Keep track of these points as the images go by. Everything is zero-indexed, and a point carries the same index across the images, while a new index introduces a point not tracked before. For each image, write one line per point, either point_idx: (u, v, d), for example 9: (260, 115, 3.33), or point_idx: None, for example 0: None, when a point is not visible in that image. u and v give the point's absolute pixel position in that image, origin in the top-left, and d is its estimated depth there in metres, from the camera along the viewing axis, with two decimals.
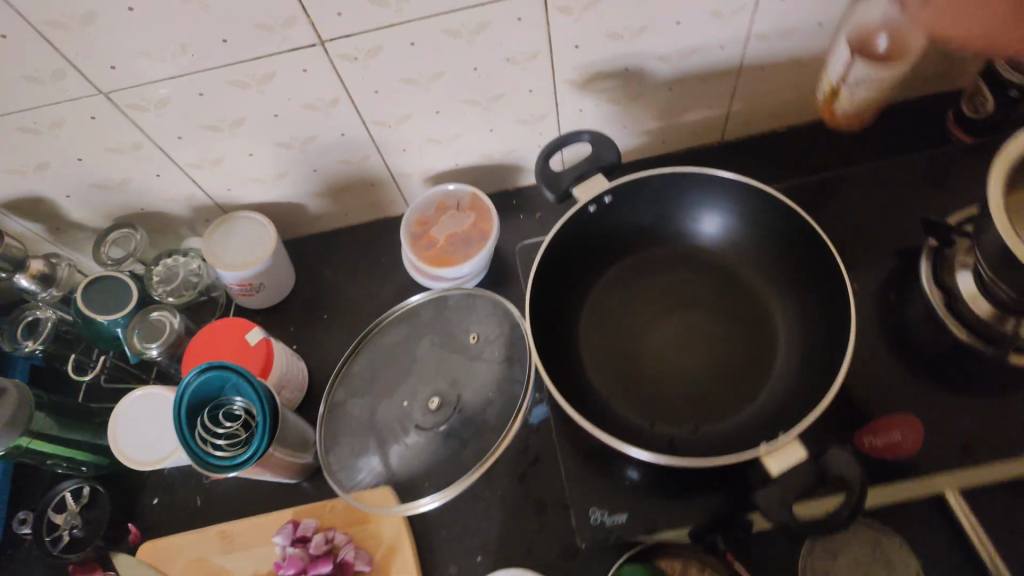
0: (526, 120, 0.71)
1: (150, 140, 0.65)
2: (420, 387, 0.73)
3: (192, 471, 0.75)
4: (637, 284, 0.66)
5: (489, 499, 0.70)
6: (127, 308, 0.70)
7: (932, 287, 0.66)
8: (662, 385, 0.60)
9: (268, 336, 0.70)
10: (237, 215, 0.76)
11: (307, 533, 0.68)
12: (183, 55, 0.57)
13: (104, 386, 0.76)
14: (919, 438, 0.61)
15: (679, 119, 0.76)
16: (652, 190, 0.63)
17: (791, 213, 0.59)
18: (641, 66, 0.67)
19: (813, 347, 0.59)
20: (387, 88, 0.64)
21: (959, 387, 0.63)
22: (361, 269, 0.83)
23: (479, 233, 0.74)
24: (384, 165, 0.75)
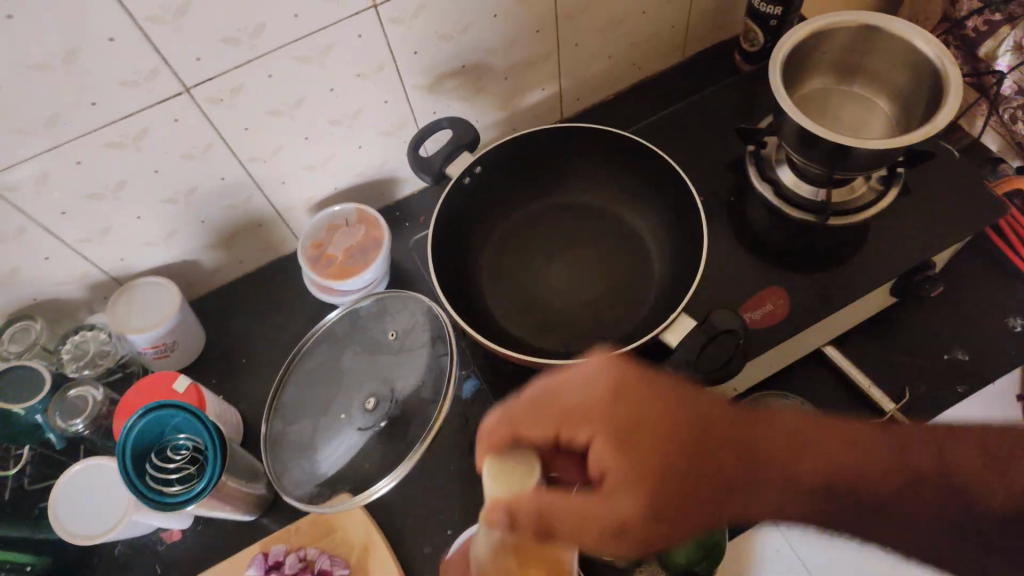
0: (388, 130, 0.80)
1: (35, 222, 0.67)
2: (353, 392, 0.76)
3: (144, 543, 0.73)
4: (523, 238, 0.73)
5: (445, 476, 0.74)
6: (42, 392, 0.70)
7: (761, 183, 0.77)
8: (566, 314, 0.68)
9: (194, 383, 0.71)
10: (137, 282, 0.77)
11: (279, 558, 0.68)
12: (55, 126, 0.60)
13: (29, 489, 0.71)
14: (786, 301, 0.73)
15: (519, 105, 0.87)
16: (515, 152, 0.71)
17: (633, 144, 0.70)
18: (475, 62, 0.78)
19: (677, 249, 0.69)
20: (256, 123, 0.70)
21: (804, 256, 0.76)
22: (270, 310, 0.86)
23: (372, 241, 0.81)
24: (268, 203, 0.80)
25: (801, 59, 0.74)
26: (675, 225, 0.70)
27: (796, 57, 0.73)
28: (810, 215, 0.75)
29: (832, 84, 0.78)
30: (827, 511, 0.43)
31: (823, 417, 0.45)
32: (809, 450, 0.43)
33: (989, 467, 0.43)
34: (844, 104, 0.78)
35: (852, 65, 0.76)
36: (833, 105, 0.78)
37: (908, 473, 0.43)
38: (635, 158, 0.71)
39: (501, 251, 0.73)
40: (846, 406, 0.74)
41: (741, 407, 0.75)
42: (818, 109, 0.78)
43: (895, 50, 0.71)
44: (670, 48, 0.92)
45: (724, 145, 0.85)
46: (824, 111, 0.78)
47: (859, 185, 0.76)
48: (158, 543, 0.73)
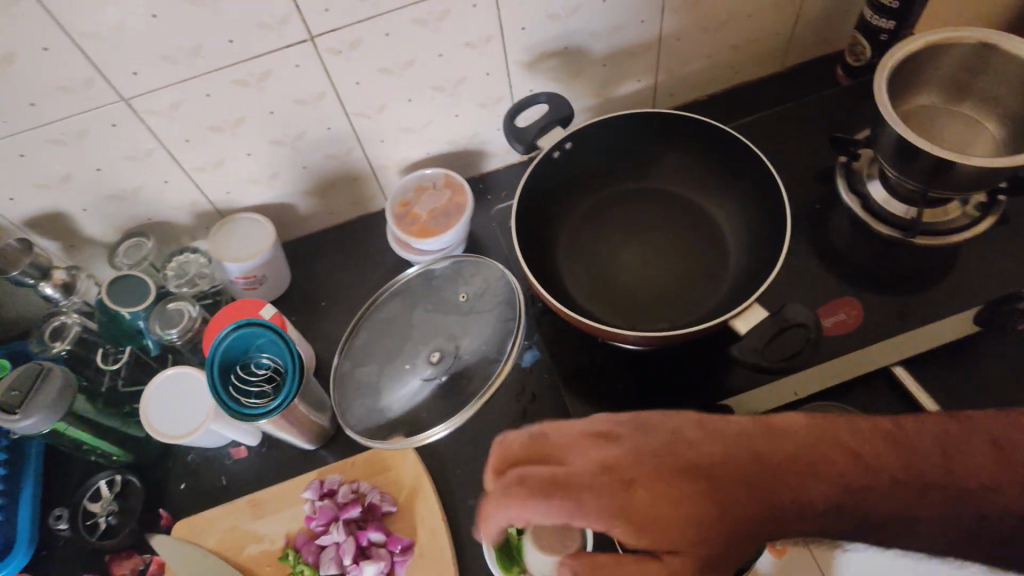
0: (486, 102, 0.84)
1: (161, 144, 0.74)
2: (421, 346, 0.80)
3: (213, 454, 0.79)
4: (602, 217, 0.75)
5: (495, 437, 0.77)
6: (147, 300, 0.76)
7: (848, 193, 0.79)
8: (635, 294, 0.70)
9: (279, 313, 0.76)
10: (238, 216, 0.84)
11: (333, 487, 0.73)
12: (195, 57, 0.66)
13: (121, 391, 0.79)
14: (861, 313, 0.72)
15: (612, 94, 0.90)
16: (606, 133, 0.73)
17: (722, 137, 0.70)
18: (577, 45, 0.81)
19: (755, 248, 0.70)
20: (367, 79, 0.75)
21: (882, 272, 0.74)
22: (351, 260, 0.92)
23: (455, 206, 0.85)
24: (365, 158, 0.85)
25: (910, 69, 0.73)
26: (756, 223, 0.70)
27: (905, 66, 0.72)
28: (894, 230, 0.75)
29: (939, 102, 0.77)
30: (864, 507, 0.46)
31: (830, 432, 0.47)
32: (818, 476, 0.45)
33: (995, 463, 0.48)
34: (949, 123, 0.76)
35: (964, 84, 0.74)
36: (937, 123, 0.76)
37: (920, 477, 0.47)
38: (723, 151, 0.71)
39: (578, 226, 0.75)
40: None
41: None
42: (921, 125, 0.77)
43: (1012, 72, 0.69)
44: (770, 55, 0.93)
45: (814, 155, 0.84)
46: (928, 128, 0.76)
47: (953, 209, 0.74)
48: (226, 457, 0.79)
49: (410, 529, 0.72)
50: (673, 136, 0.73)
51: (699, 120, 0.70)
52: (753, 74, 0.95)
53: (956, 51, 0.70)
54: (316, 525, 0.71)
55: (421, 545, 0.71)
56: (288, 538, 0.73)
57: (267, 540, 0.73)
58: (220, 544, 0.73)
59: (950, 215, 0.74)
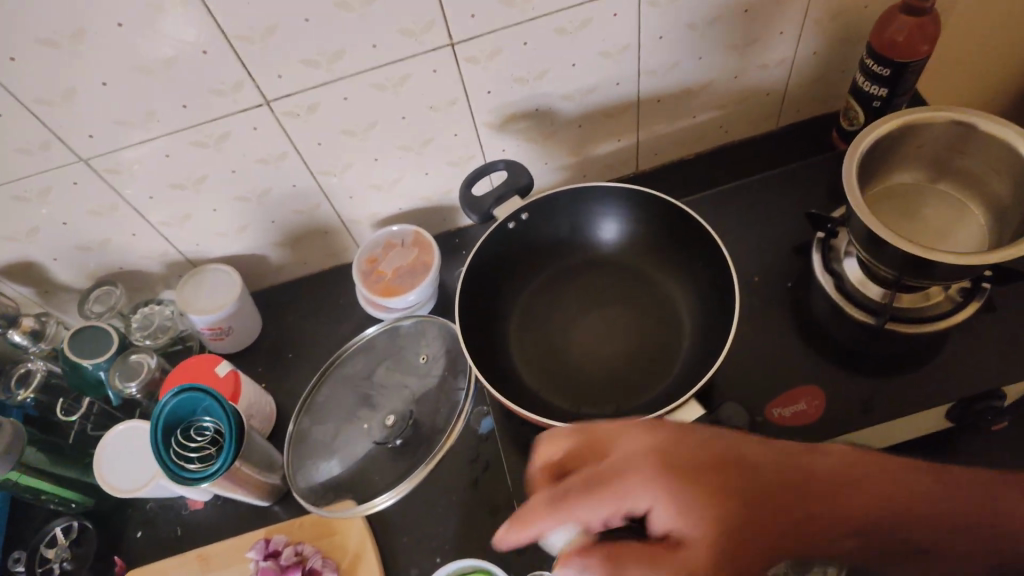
0: (456, 161, 0.82)
1: (125, 200, 0.74)
2: (378, 407, 0.79)
3: (170, 502, 0.79)
4: (559, 289, 0.75)
5: (445, 506, 0.75)
6: (109, 352, 0.79)
7: (821, 271, 0.75)
8: (583, 372, 0.69)
9: (234, 368, 0.78)
10: (207, 267, 0.85)
11: (278, 548, 0.73)
12: (150, 121, 0.67)
13: (90, 434, 0.81)
14: (823, 403, 0.68)
15: (590, 154, 0.87)
16: (564, 203, 0.74)
17: (675, 211, 0.71)
18: (547, 106, 0.78)
19: (706, 329, 0.69)
20: (328, 140, 0.74)
21: (853, 361, 0.70)
22: (323, 311, 0.92)
23: (422, 265, 0.84)
24: (334, 212, 0.84)
25: (883, 150, 0.70)
26: (713, 301, 0.69)
27: (877, 147, 0.69)
28: (869, 314, 0.71)
29: (923, 180, 0.73)
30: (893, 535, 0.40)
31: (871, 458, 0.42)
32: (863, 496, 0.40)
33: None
34: (934, 202, 0.72)
35: (945, 163, 0.70)
36: (921, 203, 0.72)
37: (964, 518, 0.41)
38: (677, 225, 0.72)
39: (534, 297, 0.75)
40: None
41: None
42: (905, 204, 0.73)
43: (998, 156, 0.65)
44: (761, 115, 0.88)
45: (796, 225, 0.80)
46: (912, 208, 0.72)
47: (936, 293, 0.70)
48: (182, 507, 0.79)
49: None
50: (630, 210, 0.74)
51: (652, 193, 0.71)
52: (745, 134, 0.91)
53: (931, 131, 0.67)
54: None
55: None
56: None
57: None
58: None
59: (931, 300, 0.70)
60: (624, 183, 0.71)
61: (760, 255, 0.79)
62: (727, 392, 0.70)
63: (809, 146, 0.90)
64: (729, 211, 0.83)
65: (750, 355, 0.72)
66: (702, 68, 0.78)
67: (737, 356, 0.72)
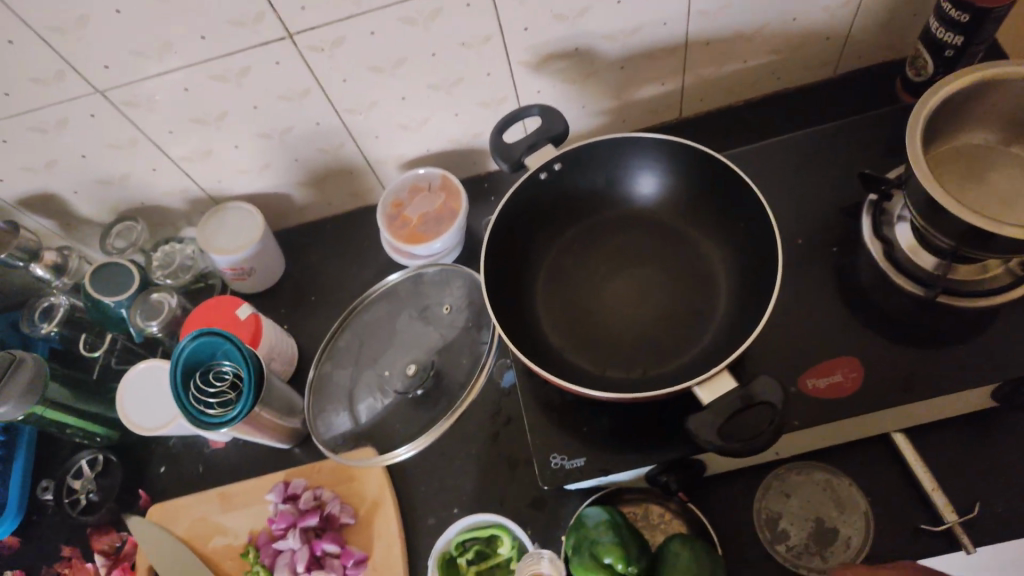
0: (488, 102, 0.78)
1: (144, 134, 0.71)
2: (399, 356, 0.78)
3: (192, 441, 0.80)
4: (590, 244, 0.74)
5: (464, 458, 0.74)
6: (130, 290, 0.79)
7: (871, 237, 0.70)
8: (610, 333, 0.68)
9: (255, 312, 0.77)
10: (227, 205, 0.82)
11: (297, 491, 0.73)
12: (166, 52, 0.63)
13: (114, 368, 0.82)
14: (860, 375, 0.64)
15: (631, 97, 0.81)
16: (599, 154, 0.71)
17: (715, 166, 0.68)
18: (588, 45, 0.73)
19: (743, 293, 0.67)
20: (354, 77, 0.70)
21: (900, 332, 0.66)
22: (346, 253, 0.90)
23: (449, 211, 0.81)
24: (360, 152, 0.81)
25: (952, 108, 0.64)
26: (752, 263, 0.67)
27: (945, 105, 0.63)
28: (917, 285, 0.67)
29: (995, 141, 0.67)
30: None
31: None
32: None
33: None
34: (1004, 166, 0.67)
35: (1022, 123, 0.64)
36: (990, 166, 0.67)
37: None
38: (717, 180, 0.69)
39: (564, 252, 0.74)
40: (903, 505, 0.66)
41: (780, 471, 0.70)
42: (970, 167, 0.67)
43: None
44: (820, 60, 0.81)
45: (849, 183, 0.75)
46: (978, 171, 0.67)
47: (994, 264, 0.65)
48: (204, 445, 0.80)
49: (366, 542, 0.71)
50: (667, 166, 0.71)
51: (692, 147, 0.68)
52: (800, 81, 0.84)
53: (1009, 87, 0.61)
54: (275, 529, 0.70)
55: (375, 560, 0.70)
56: (251, 535, 0.73)
57: (231, 535, 0.73)
58: (189, 533, 0.74)
59: (988, 272, 0.66)
60: (663, 135, 0.68)
61: (807, 215, 0.74)
62: (762, 359, 0.67)
63: (868, 97, 0.83)
64: (777, 165, 0.78)
65: (790, 321, 0.69)
66: (760, 8, 0.72)
67: (776, 321, 0.69)
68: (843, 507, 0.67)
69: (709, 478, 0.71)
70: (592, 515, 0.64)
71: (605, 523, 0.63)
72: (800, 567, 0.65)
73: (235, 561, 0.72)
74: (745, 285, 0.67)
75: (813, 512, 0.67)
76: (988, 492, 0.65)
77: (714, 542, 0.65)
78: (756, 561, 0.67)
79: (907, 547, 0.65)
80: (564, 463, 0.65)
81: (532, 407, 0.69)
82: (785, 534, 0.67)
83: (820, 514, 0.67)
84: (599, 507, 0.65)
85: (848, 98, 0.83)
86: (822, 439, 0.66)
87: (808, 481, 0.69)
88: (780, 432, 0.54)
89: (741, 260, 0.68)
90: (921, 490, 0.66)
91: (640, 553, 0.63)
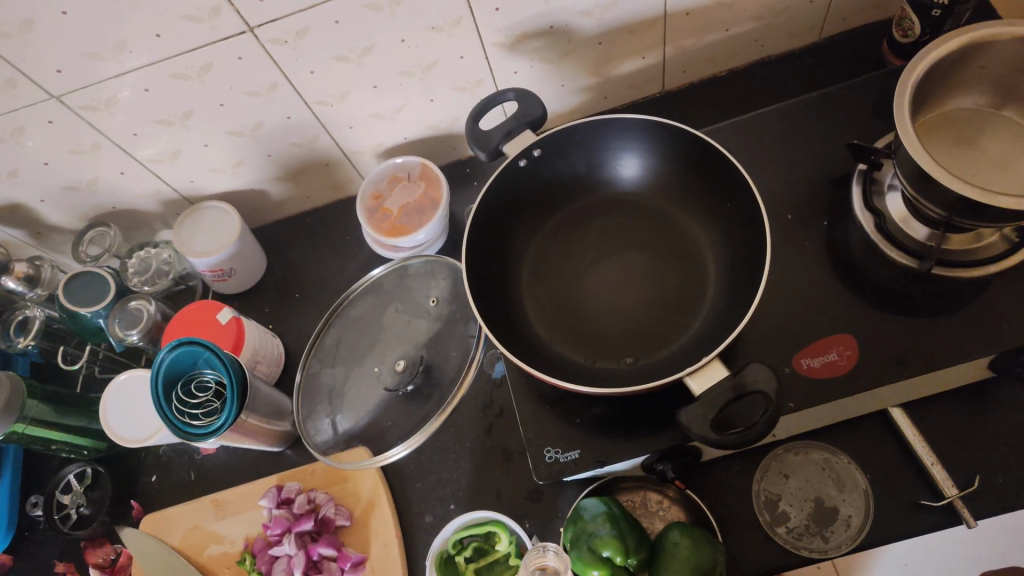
0: (464, 85, 0.75)
1: (108, 138, 0.69)
2: (388, 352, 0.76)
3: (182, 448, 0.79)
4: (574, 231, 0.73)
5: (458, 452, 0.73)
6: (107, 299, 0.77)
7: (861, 208, 0.68)
8: (599, 322, 0.67)
9: (237, 315, 0.75)
10: (203, 205, 0.80)
11: (291, 495, 0.72)
12: (121, 52, 0.60)
13: (99, 377, 0.82)
14: (855, 353, 0.63)
15: (612, 73, 0.78)
16: (579, 138, 0.70)
17: (699, 144, 0.66)
18: (564, 23, 0.70)
19: (734, 275, 0.65)
20: (322, 68, 0.67)
21: (895, 306, 0.65)
22: (328, 247, 0.87)
23: (430, 201, 0.79)
24: (334, 143, 0.78)
25: (940, 73, 0.62)
26: (743, 246, 0.65)
27: (934, 71, 0.61)
28: (911, 258, 0.65)
29: (985, 105, 0.65)
30: None
31: None
32: None
33: None
34: (997, 129, 0.64)
35: (1013, 85, 0.62)
36: (981, 130, 0.64)
37: None
38: (703, 159, 0.67)
39: (549, 240, 0.73)
40: (902, 480, 0.66)
41: (778, 452, 0.69)
42: (961, 132, 0.65)
43: None
44: (805, 24, 0.78)
45: (840, 153, 0.72)
46: (969, 136, 0.64)
47: (987, 233, 0.63)
48: (195, 452, 0.79)
49: (362, 544, 0.70)
50: (651, 145, 0.69)
51: (673, 127, 0.66)
52: (786, 47, 0.81)
53: (999, 49, 0.59)
54: (271, 534, 0.69)
55: (373, 562, 0.69)
56: (247, 541, 0.72)
57: (227, 542, 0.72)
58: (184, 542, 0.73)
59: (982, 241, 0.63)
60: (644, 116, 0.66)
61: (797, 187, 0.72)
62: (756, 340, 0.65)
63: (856, 60, 0.80)
64: (765, 137, 0.75)
65: (783, 299, 0.67)
66: None
67: (769, 300, 0.67)
68: (842, 487, 0.66)
69: (707, 462, 0.70)
70: (590, 508, 0.64)
71: (603, 515, 0.63)
72: (800, 549, 0.65)
73: (232, 568, 0.71)
74: (736, 266, 0.65)
75: (811, 492, 0.67)
76: (987, 464, 0.64)
77: (712, 528, 0.64)
78: (756, 543, 0.66)
79: (907, 522, 0.64)
80: (559, 457, 0.63)
81: (524, 400, 0.67)
82: (784, 516, 0.67)
83: (819, 493, 0.67)
84: (597, 498, 0.65)
85: (836, 62, 0.81)
86: (817, 419, 0.65)
87: (806, 462, 0.68)
88: (774, 420, 0.53)
89: (731, 240, 0.66)
90: (920, 465, 0.65)
91: (638, 544, 0.63)
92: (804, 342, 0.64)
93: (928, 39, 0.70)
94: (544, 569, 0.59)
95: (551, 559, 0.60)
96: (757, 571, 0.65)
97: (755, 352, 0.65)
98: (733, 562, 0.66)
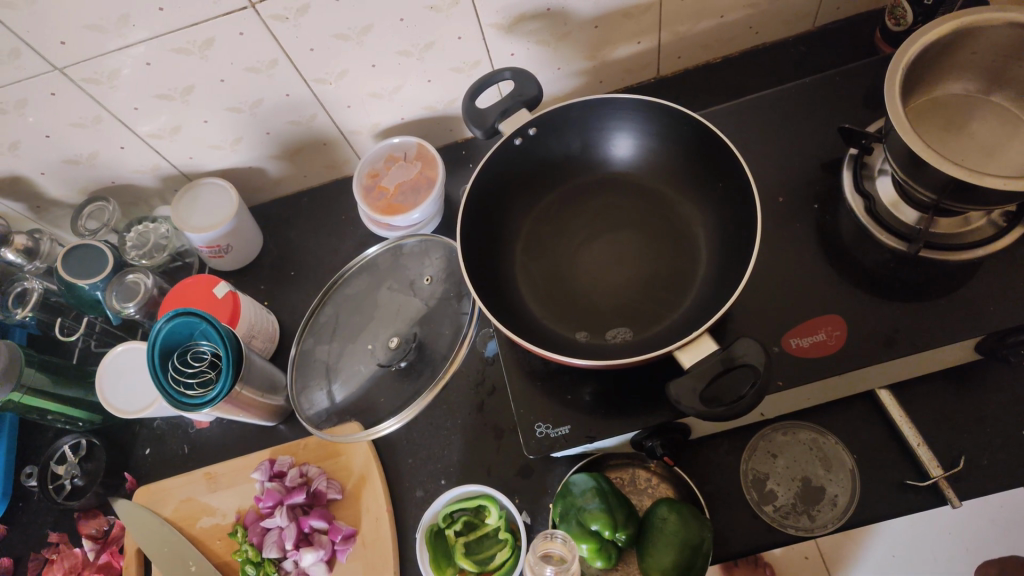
0: (461, 66, 0.76)
1: (109, 112, 0.69)
2: (381, 329, 0.76)
3: (177, 421, 0.80)
4: (568, 211, 0.74)
5: (449, 429, 0.74)
6: (105, 271, 0.78)
7: (852, 192, 0.69)
8: (592, 298, 0.68)
9: (233, 290, 0.75)
10: (202, 181, 0.80)
11: (283, 469, 0.73)
12: (124, 25, 0.61)
13: (94, 350, 0.84)
14: (844, 333, 0.63)
15: (608, 57, 0.79)
16: (575, 116, 0.71)
17: (693, 124, 0.66)
18: (561, 5, 0.70)
19: (724, 255, 0.66)
20: (321, 45, 0.68)
21: (881, 287, 0.65)
22: (324, 227, 0.88)
23: (426, 179, 0.79)
24: (332, 123, 0.79)
25: (932, 57, 0.62)
26: (732, 227, 0.66)
27: (923, 55, 0.62)
28: (900, 241, 0.66)
29: (973, 90, 0.66)
30: None
31: None
32: None
33: None
34: (983, 115, 0.65)
35: (1001, 70, 0.63)
36: (970, 116, 0.65)
37: None
38: (697, 138, 0.67)
39: (544, 218, 0.74)
40: (889, 460, 0.66)
41: (766, 432, 0.70)
42: (950, 117, 0.66)
43: None
44: (798, 13, 0.79)
45: (830, 137, 0.73)
46: (957, 121, 0.65)
47: (976, 217, 0.64)
48: (189, 426, 0.79)
49: (354, 517, 0.71)
50: (646, 126, 0.70)
51: (667, 106, 0.67)
52: (779, 35, 0.82)
53: (988, 35, 0.60)
54: (263, 507, 0.70)
55: (364, 535, 0.70)
56: (239, 514, 0.72)
57: (219, 514, 0.73)
58: (177, 514, 0.73)
59: (970, 226, 0.64)
60: (638, 95, 0.67)
61: (788, 171, 0.73)
62: (746, 318, 0.66)
63: (848, 48, 0.81)
64: (757, 121, 0.76)
65: (772, 280, 0.68)
66: None
67: (758, 280, 0.68)
68: (828, 466, 0.67)
69: (696, 441, 0.71)
70: (580, 483, 0.64)
71: (592, 490, 0.63)
72: (787, 527, 0.66)
73: (224, 540, 0.72)
74: (727, 245, 0.66)
75: (799, 471, 0.68)
76: (971, 444, 0.65)
77: (701, 505, 0.64)
78: (744, 522, 0.67)
79: (891, 502, 0.65)
80: (549, 431, 0.63)
81: (514, 376, 0.68)
82: (771, 495, 0.67)
83: (807, 473, 0.68)
84: (586, 474, 0.66)
85: (828, 51, 0.82)
86: (806, 397, 0.66)
87: (793, 441, 0.69)
88: (761, 394, 0.54)
89: (722, 221, 0.67)
90: (905, 446, 0.66)
91: (627, 519, 0.63)
92: (793, 322, 0.65)
93: (919, 27, 0.72)
94: (549, 555, 0.60)
95: (558, 546, 0.60)
96: (744, 549, 0.66)
97: (744, 330, 0.66)
98: (722, 540, 0.67)
